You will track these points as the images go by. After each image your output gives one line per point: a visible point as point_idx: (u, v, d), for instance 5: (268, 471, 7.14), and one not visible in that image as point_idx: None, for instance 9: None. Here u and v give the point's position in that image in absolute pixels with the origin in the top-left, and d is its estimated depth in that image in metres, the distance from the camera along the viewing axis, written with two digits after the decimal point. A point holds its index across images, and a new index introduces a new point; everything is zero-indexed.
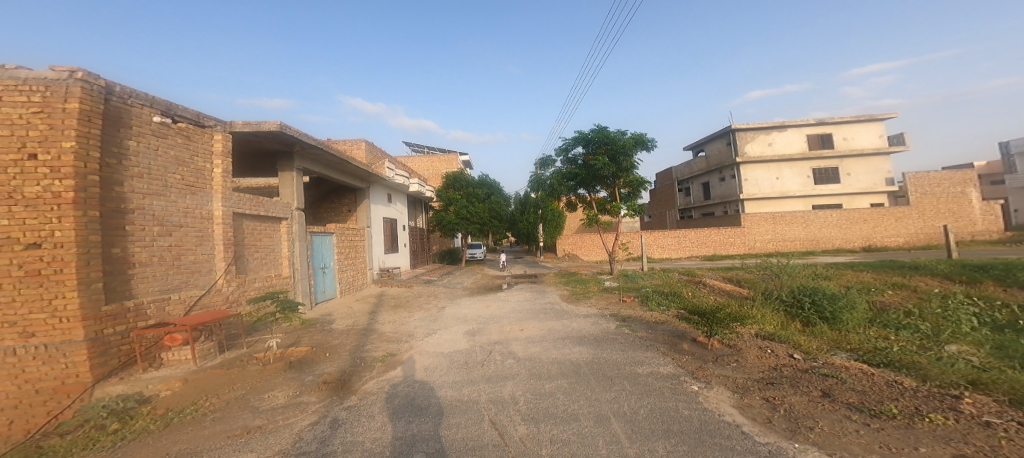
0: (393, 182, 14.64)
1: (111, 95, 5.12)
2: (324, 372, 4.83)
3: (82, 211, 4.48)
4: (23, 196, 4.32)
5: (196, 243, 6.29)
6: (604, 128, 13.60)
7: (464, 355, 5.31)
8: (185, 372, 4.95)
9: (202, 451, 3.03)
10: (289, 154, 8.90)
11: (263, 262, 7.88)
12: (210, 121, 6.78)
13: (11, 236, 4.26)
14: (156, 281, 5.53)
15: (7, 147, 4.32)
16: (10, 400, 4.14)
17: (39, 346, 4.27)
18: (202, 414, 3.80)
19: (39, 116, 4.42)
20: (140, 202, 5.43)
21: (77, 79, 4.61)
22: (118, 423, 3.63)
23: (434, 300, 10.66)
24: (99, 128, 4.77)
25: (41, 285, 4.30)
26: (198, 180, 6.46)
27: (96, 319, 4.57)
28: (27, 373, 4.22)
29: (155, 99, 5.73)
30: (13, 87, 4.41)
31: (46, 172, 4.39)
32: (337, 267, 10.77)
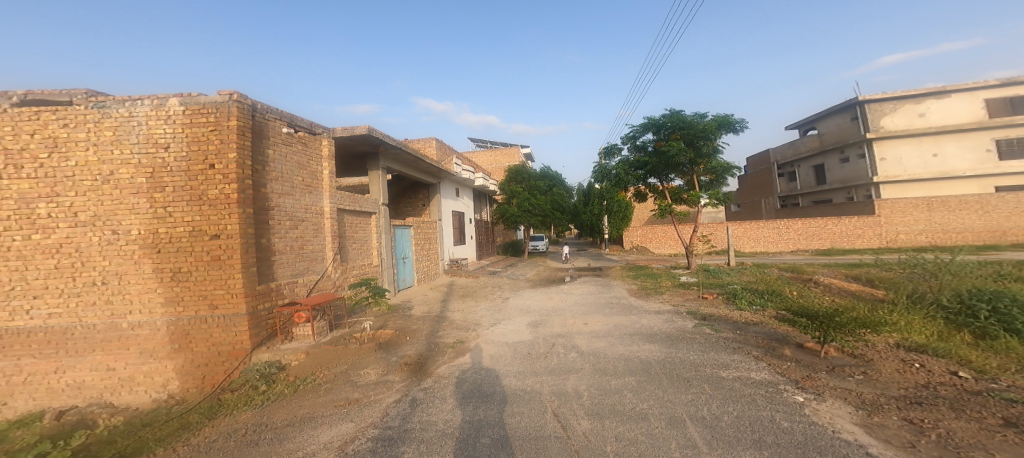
0: (461, 177, 15.30)
1: (256, 112, 6.16)
2: (406, 354, 5.29)
3: (242, 208, 5.49)
4: (206, 197, 5.42)
5: (313, 235, 7.29)
6: (679, 112, 12.52)
7: (528, 346, 5.36)
8: (308, 344, 5.79)
9: (318, 416, 3.55)
10: (376, 155, 9.82)
11: (359, 252, 8.86)
12: (320, 129, 7.75)
13: (201, 229, 5.39)
14: (288, 266, 6.54)
15: (195, 159, 5.46)
16: (203, 359, 5.38)
17: (220, 317, 5.39)
18: (318, 383, 4.44)
19: (214, 133, 5.49)
20: (276, 201, 6.47)
21: (235, 101, 5.63)
22: (266, 385, 4.42)
23: (500, 291, 10.99)
24: (250, 141, 5.78)
25: (220, 268, 5.40)
26: (313, 181, 7.47)
27: (253, 297, 5.58)
28: (213, 337, 5.37)
29: (284, 113, 6.75)
30: (197, 111, 5.51)
31: (221, 178, 5.45)
32: (415, 258, 11.63)
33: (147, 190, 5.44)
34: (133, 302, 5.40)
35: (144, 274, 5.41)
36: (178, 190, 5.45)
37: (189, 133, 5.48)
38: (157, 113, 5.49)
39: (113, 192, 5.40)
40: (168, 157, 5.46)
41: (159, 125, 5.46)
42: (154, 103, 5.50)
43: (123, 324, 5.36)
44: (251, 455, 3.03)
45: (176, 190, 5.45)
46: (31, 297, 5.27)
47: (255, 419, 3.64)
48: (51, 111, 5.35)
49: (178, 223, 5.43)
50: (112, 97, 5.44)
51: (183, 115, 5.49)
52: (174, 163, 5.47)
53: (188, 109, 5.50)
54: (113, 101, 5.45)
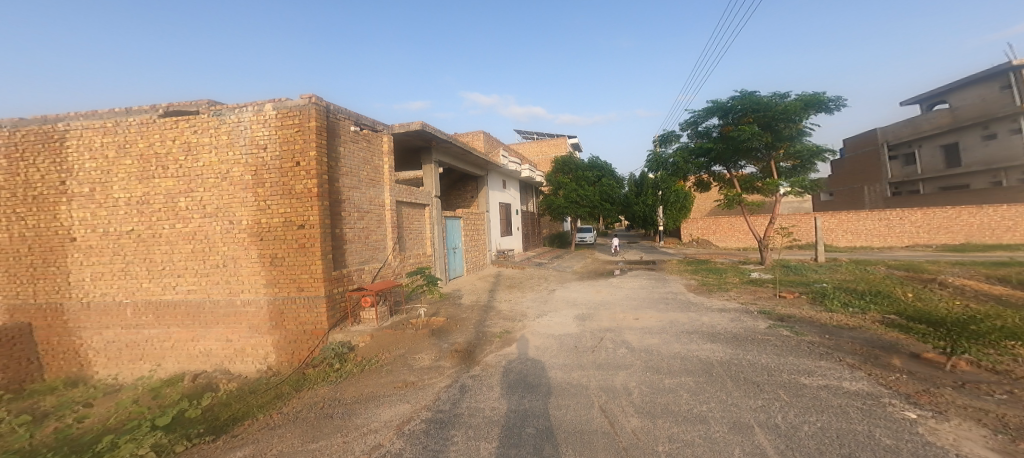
0: (507, 169, 15.37)
1: (330, 113, 6.68)
2: (455, 341, 5.47)
3: (321, 201, 6.04)
4: (295, 191, 6.06)
5: (377, 225, 7.78)
6: (752, 93, 11.38)
7: (575, 339, 5.29)
8: (373, 327, 6.23)
9: (380, 396, 3.81)
10: (429, 148, 10.15)
11: (415, 242, 9.28)
12: (381, 126, 8.17)
13: (291, 220, 6.07)
14: (356, 254, 7.04)
15: (285, 157, 6.10)
16: (293, 336, 6.11)
17: (306, 298, 6.06)
18: (380, 365, 4.76)
19: (299, 133, 6.07)
20: (347, 194, 6.98)
21: (314, 103, 6.16)
22: (339, 363, 4.99)
23: (546, 282, 10.98)
24: (325, 140, 6.28)
25: (305, 254, 6.03)
26: (376, 175, 7.93)
27: (330, 281, 6.13)
28: (301, 317, 6.06)
29: (352, 112, 7.23)
30: (286, 114, 6.14)
31: (305, 174, 6.04)
32: (464, 248, 11.94)
33: (251, 185, 6.22)
34: (245, 282, 6.29)
35: (250, 259, 6.25)
36: (273, 185, 6.15)
37: (280, 133, 6.13)
38: (257, 117, 6.24)
39: (227, 187, 6.29)
40: (266, 156, 6.17)
41: (260, 128, 6.20)
42: (255, 109, 6.26)
43: (238, 301, 6.30)
44: (327, 427, 3.34)
45: (271, 185, 6.15)
46: (177, 276, 6.45)
47: (328, 395, 4.02)
48: (185, 120, 6.36)
49: (274, 214, 6.15)
50: (227, 105, 6.30)
51: (275, 118, 6.15)
52: (270, 161, 6.16)
53: (279, 112, 6.15)
54: (227, 108, 6.32)
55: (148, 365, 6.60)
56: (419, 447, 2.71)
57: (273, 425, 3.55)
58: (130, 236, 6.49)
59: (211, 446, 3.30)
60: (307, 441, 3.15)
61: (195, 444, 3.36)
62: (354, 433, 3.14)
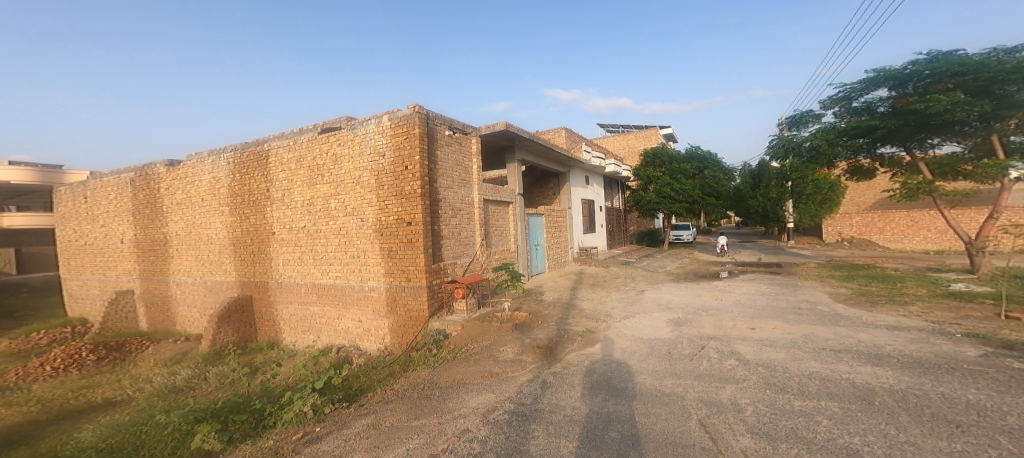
0: (591, 165, 15.01)
1: (430, 120, 7.27)
2: (538, 337, 5.53)
3: (424, 202, 6.61)
4: (404, 192, 6.75)
5: (467, 222, 8.25)
6: (954, 52, 9.26)
7: (668, 345, 4.93)
8: (463, 317, 6.58)
9: (468, 383, 4.05)
10: (512, 147, 10.39)
11: (499, 238, 9.59)
12: (469, 129, 8.57)
13: (401, 218, 6.79)
14: (450, 249, 7.53)
15: (397, 161, 6.82)
16: (402, 320, 6.87)
17: (413, 287, 6.75)
18: (468, 354, 5.06)
19: (407, 140, 6.72)
20: (443, 193, 7.50)
21: (417, 112, 6.72)
22: (435, 349, 5.55)
23: (633, 283, 10.42)
24: (427, 145, 6.82)
25: (412, 249, 6.69)
26: (466, 175, 8.37)
27: (430, 273, 6.72)
28: (409, 304, 6.78)
29: (447, 117, 7.76)
30: (397, 123, 6.85)
31: (412, 177, 6.67)
32: (546, 245, 11.96)
33: (373, 187, 7.12)
34: (370, 271, 7.25)
35: (372, 251, 7.18)
36: (387, 187, 6.94)
37: (393, 141, 6.87)
38: (376, 128, 7.09)
39: (357, 189, 7.33)
40: (385, 162, 6.96)
41: (380, 138, 7.02)
42: (377, 121, 7.12)
43: (366, 287, 7.33)
44: (426, 407, 3.67)
45: (386, 187, 6.95)
46: (331, 264, 7.83)
47: (426, 377, 4.41)
48: (333, 135, 7.65)
49: (388, 213, 6.94)
50: (358, 120, 7.32)
51: (390, 128, 6.91)
52: (386, 166, 6.95)
53: (393, 123, 6.89)
54: (359, 122, 7.36)
55: (313, 336, 8.34)
56: (503, 437, 2.81)
57: (385, 400, 4.03)
58: (304, 231, 8.14)
59: (343, 412, 3.94)
60: (410, 417, 3.50)
61: (333, 409, 4.06)
62: (447, 416, 3.38)
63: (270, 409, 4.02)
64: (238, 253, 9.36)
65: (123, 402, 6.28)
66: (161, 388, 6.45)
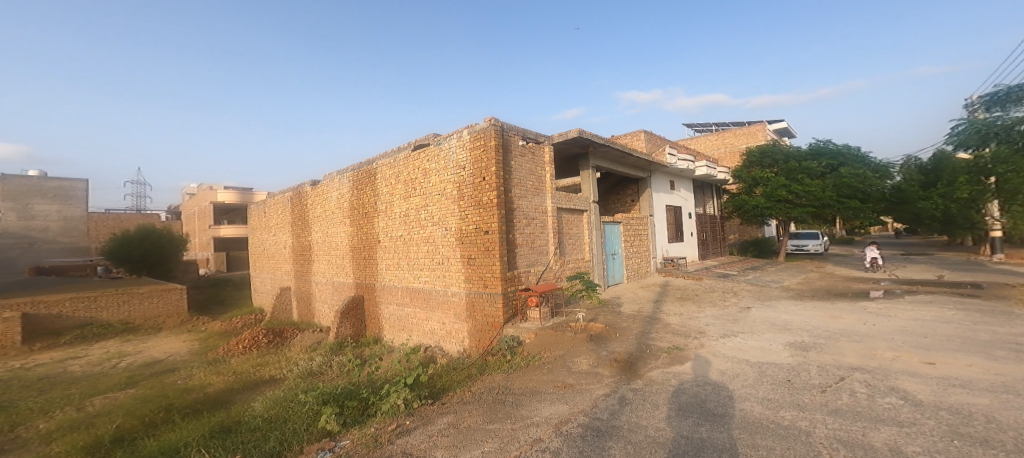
0: (676, 168, 14.07)
1: (504, 132, 7.51)
2: (616, 351, 5.28)
3: (500, 210, 6.82)
4: (482, 203, 7.04)
5: (541, 231, 8.26)
6: None
7: (776, 372, 4.33)
8: (535, 326, 6.57)
9: (541, 392, 4.03)
10: (586, 154, 10.23)
11: (574, 247, 9.43)
12: (542, 138, 8.62)
13: (479, 227, 7.09)
14: (524, 257, 7.60)
15: (475, 174, 7.16)
16: (480, 325, 7.11)
17: (489, 294, 6.97)
18: (541, 362, 5.05)
19: (484, 153, 7.02)
20: (517, 203, 7.64)
21: (492, 125, 6.98)
22: (509, 356, 5.64)
23: (732, 298, 9.36)
24: (502, 156, 7.04)
25: (489, 256, 6.93)
26: (540, 184, 8.40)
27: (505, 281, 6.88)
28: (486, 310, 7.00)
29: (519, 128, 7.93)
30: (475, 136, 7.20)
31: (489, 187, 6.93)
32: (625, 254, 11.44)
33: (455, 199, 7.57)
34: (453, 277, 7.66)
35: (454, 259, 7.60)
36: (467, 198, 7.31)
37: (472, 154, 7.23)
38: (457, 143, 7.54)
39: (441, 200, 7.86)
40: (465, 175, 7.35)
41: (461, 151, 7.44)
42: (457, 136, 7.57)
43: (449, 292, 7.76)
44: (500, 411, 3.73)
45: (466, 198, 7.33)
46: (420, 270, 8.47)
47: (501, 383, 4.50)
48: (422, 151, 8.34)
49: (467, 222, 7.30)
50: (442, 136, 7.87)
51: (468, 142, 7.30)
52: (466, 178, 7.34)
53: (472, 136, 7.27)
54: (442, 138, 7.92)
55: (406, 335, 9.06)
56: (576, 450, 2.74)
57: (464, 401, 4.20)
58: (401, 239, 8.96)
59: (428, 409, 4.22)
60: (485, 420, 3.59)
61: (420, 405, 4.35)
62: (520, 423, 3.40)
63: (372, 400, 4.48)
64: (355, 258, 10.67)
65: (279, 380, 7.48)
66: (302, 371, 7.58)
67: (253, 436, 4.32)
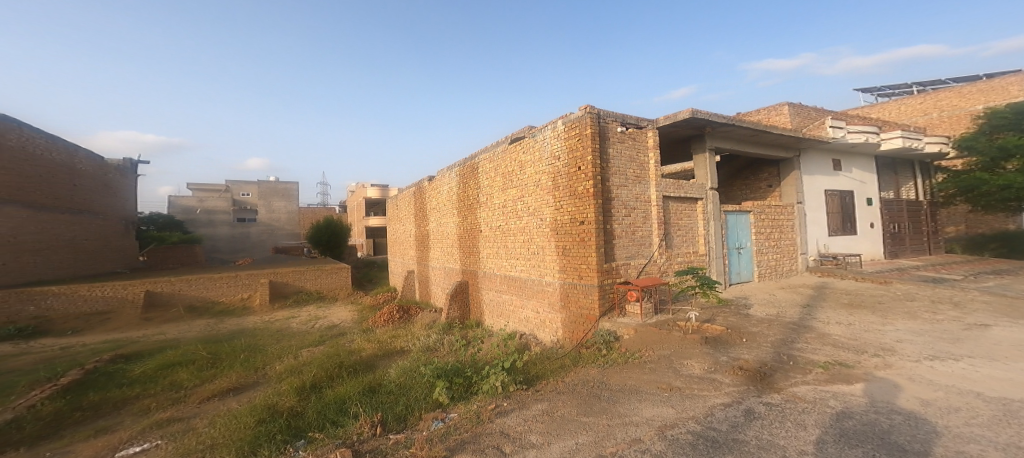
0: (841, 144, 11.68)
1: (600, 120, 7.21)
2: (740, 358, 4.71)
3: (596, 201, 6.62)
4: (577, 193, 6.93)
5: (643, 221, 7.76)
6: None
7: (982, 409, 3.31)
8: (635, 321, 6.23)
9: (643, 391, 3.84)
10: (701, 135, 9.27)
11: (684, 239, 8.63)
12: (644, 122, 8.04)
13: (574, 217, 7.01)
14: (623, 249, 7.29)
15: (570, 164, 7.07)
16: (574, 316, 7.07)
17: (584, 285, 6.87)
18: (642, 360, 4.82)
19: (579, 142, 6.88)
20: (615, 192, 7.32)
21: (588, 113, 6.77)
22: (603, 350, 5.54)
23: (921, 308, 7.38)
24: (598, 144, 6.79)
25: (584, 247, 6.82)
26: (642, 172, 7.82)
27: (602, 273, 6.69)
28: (580, 301, 6.93)
29: (617, 114, 7.52)
30: (570, 126, 7.09)
31: (585, 177, 6.77)
32: (755, 249, 10.10)
33: (550, 189, 7.58)
34: (548, 267, 7.74)
35: (549, 249, 7.65)
36: (563, 189, 7.26)
37: (567, 144, 7.14)
38: (552, 134, 7.52)
39: (537, 191, 7.96)
40: (560, 165, 7.31)
41: (556, 142, 7.42)
42: (552, 126, 7.56)
43: (543, 282, 7.88)
44: (595, 405, 3.67)
45: (562, 189, 7.28)
46: (517, 259, 8.76)
47: (598, 376, 4.41)
48: (518, 144, 8.55)
49: (563, 212, 7.26)
50: (537, 128, 7.95)
51: (563, 132, 7.24)
52: (561, 168, 7.28)
53: (566, 126, 7.18)
54: (537, 130, 8.00)
55: (503, 322, 9.53)
56: None
57: (557, 390, 4.25)
58: (499, 229, 9.39)
59: (524, 394, 4.37)
60: (580, 412, 3.56)
61: (516, 389, 4.54)
62: (617, 420, 3.30)
63: (474, 379, 4.83)
64: (462, 247, 11.50)
65: (406, 352, 8.57)
66: (422, 345, 8.54)
67: (388, 398, 5.01)
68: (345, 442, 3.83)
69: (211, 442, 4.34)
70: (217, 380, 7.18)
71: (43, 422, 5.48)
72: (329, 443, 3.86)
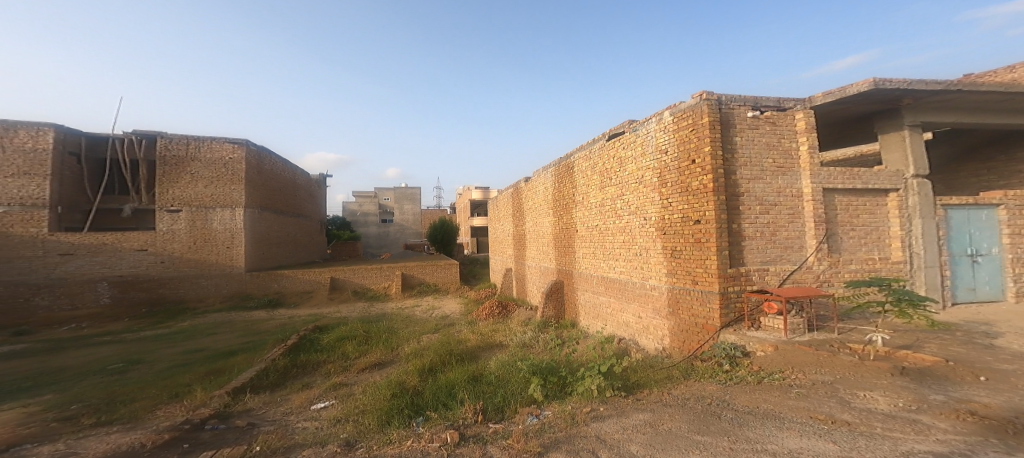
0: None
1: (721, 105, 6.17)
2: (969, 397, 3.60)
3: (716, 196, 5.88)
4: (692, 189, 6.26)
5: (788, 221, 6.31)
6: None
7: None
8: (777, 338, 5.31)
9: (788, 418, 3.40)
10: (894, 109, 7.08)
11: (862, 243, 6.66)
12: (790, 102, 6.43)
13: (688, 216, 6.35)
14: (758, 253, 6.16)
15: (683, 158, 6.43)
16: (685, 325, 6.40)
17: (699, 291, 6.19)
18: (787, 384, 4.25)
19: (693, 133, 6.23)
20: (746, 187, 6.16)
21: (705, 100, 6.05)
22: (729, 366, 5.03)
23: None
24: (720, 132, 6.00)
25: (700, 249, 6.14)
26: (788, 161, 6.38)
27: (725, 278, 5.89)
28: (693, 309, 6.26)
29: (746, 97, 6.27)
30: (681, 116, 6.49)
31: (700, 171, 6.10)
32: (1005, 257, 7.28)
33: (657, 187, 7.04)
34: (653, 269, 7.22)
35: (657, 250, 7.09)
36: (674, 185, 6.64)
37: (678, 136, 6.53)
38: (659, 127, 6.97)
39: (641, 188, 7.49)
40: (669, 159, 6.73)
41: (662, 135, 6.89)
42: (658, 118, 7.05)
43: (648, 285, 7.38)
44: (713, 425, 3.33)
45: (672, 185, 6.68)
46: (616, 260, 8.44)
47: (722, 394, 4.10)
48: (617, 140, 8.23)
49: (674, 210, 6.63)
50: (640, 121, 7.50)
51: (672, 123, 6.68)
52: (671, 163, 6.69)
53: (676, 116, 6.60)
54: (640, 123, 7.56)
55: (600, 324, 9.24)
56: None
57: (662, 402, 3.99)
58: (596, 229, 9.18)
59: (624, 401, 4.22)
60: (693, 430, 3.27)
61: (614, 395, 4.39)
62: (745, 444, 2.95)
63: (569, 379, 4.81)
64: (557, 246, 11.51)
65: (505, 346, 8.97)
66: (518, 341, 8.85)
67: (486, 388, 5.31)
68: (453, 424, 4.20)
69: (362, 408, 5.11)
70: (369, 354, 8.44)
71: (275, 374, 7.14)
72: (439, 423, 4.27)
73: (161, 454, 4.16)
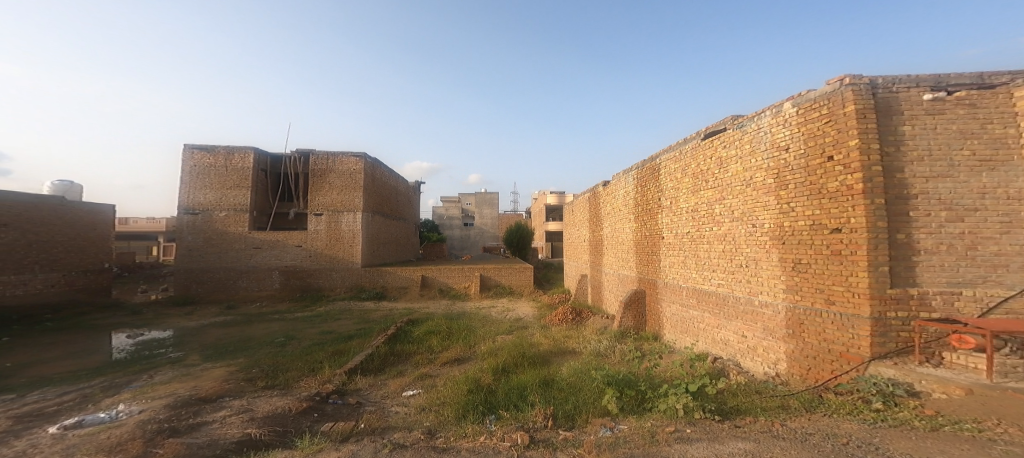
0: None
1: (877, 89, 5.15)
2: None
3: (868, 199, 4.94)
4: (827, 191, 5.33)
5: (1000, 230, 4.81)
6: None
7: None
8: (974, 380, 4.30)
9: None
10: None
11: None
12: (1000, 78, 4.92)
13: (822, 223, 5.40)
14: (943, 271, 4.90)
15: (813, 155, 5.51)
16: (812, 351, 5.49)
17: (836, 314, 5.25)
18: (986, 437, 3.55)
19: (829, 125, 5.31)
20: (923, 186, 4.99)
21: (847, 85, 5.16)
22: (882, 404, 4.39)
23: None
24: (875, 121, 5.03)
25: (841, 263, 5.19)
26: (999, 152, 4.85)
27: (881, 300, 4.91)
28: (826, 333, 5.34)
29: (921, 77, 5.09)
30: (808, 107, 5.60)
31: (842, 169, 5.18)
32: None
33: (775, 189, 6.10)
34: (764, 284, 6.35)
35: (772, 263, 6.17)
36: (799, 186, 5.70)
37: (804, 130, 5.63)
38: (777, 120, 6.08)
39: (749, 192, 6.63)
40: (789, 157, 5.85)
41: (779, 130, 6.02)
42: (774, 111, 6.19)
43: (757, 301, 6.51)
44: None
45: (797, 186, 5.73)
46: (713, 271, 7.69)
47: (870, 435, 3.68)
48: (717, 138, 7.50)
49: (800, 217, 5.69)
50: (747, 116, 6.71)
51: (795, 115, 5.78)
52: (794, 162, 5.78)
53: (801, 108, 5.71)
54: (748, 118, 6.74)
55: (690, 339, 8.48)
56: None
57: (769, 434, 3.64)
58: (688, 237, 8.48)
59: (715, 425, 3.85)
60: None
61: (703, 418, 4.02)
62: None
63: (648, 394, 4.54)
64: (638, 255, 10.96)
65: (578, 353, 8.79)
66: (593, 349, 8.59)
67: (558, 393, 5.25)
68: (523, 426, 4.24)
69: (440, 400, 5.42)
70: (449, 350, 8.95)
71: (378, 359, 7.99)
72: (510, 423, 4.36)
73: (300, 419, 4.92)
